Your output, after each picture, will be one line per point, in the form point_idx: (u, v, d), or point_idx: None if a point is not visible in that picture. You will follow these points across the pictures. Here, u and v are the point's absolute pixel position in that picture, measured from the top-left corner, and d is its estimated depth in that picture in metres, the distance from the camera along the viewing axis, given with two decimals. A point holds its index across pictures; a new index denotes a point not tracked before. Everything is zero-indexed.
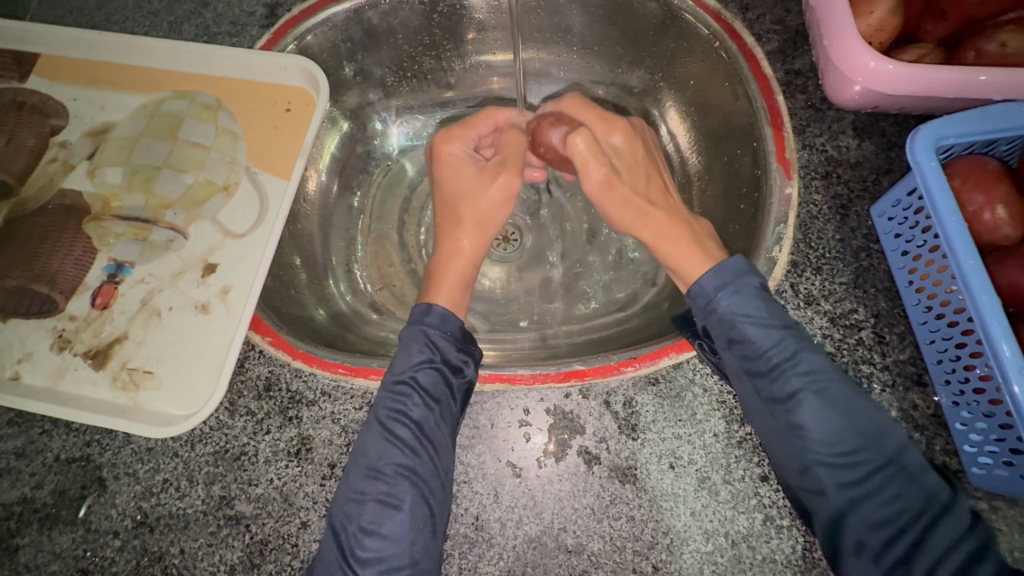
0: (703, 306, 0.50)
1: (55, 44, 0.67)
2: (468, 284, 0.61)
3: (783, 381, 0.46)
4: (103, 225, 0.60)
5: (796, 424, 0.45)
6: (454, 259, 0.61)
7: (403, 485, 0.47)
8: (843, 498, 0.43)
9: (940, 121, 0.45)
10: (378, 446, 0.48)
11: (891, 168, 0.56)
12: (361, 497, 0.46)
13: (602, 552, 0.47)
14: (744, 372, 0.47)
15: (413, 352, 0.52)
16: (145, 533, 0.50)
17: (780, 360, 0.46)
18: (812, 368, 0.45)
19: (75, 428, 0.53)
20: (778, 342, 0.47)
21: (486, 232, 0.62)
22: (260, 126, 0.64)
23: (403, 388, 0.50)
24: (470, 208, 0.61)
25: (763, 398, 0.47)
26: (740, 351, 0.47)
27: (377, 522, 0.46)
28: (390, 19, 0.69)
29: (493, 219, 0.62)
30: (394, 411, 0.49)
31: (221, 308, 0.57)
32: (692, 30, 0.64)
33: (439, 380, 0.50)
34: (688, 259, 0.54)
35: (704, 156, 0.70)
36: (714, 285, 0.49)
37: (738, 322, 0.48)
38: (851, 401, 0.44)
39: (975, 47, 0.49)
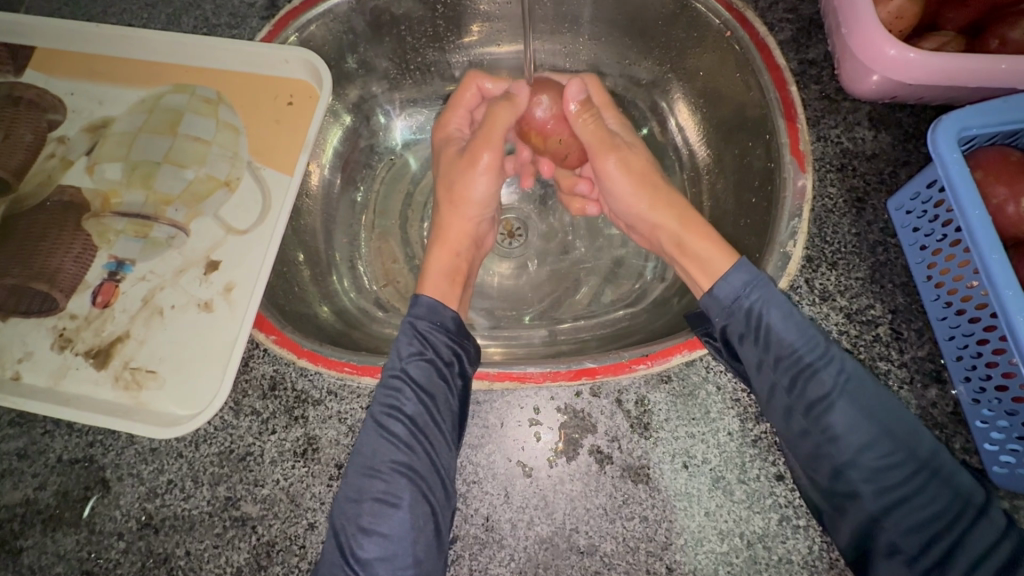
0: (732, 300, 0.49)
1: (51, 37, 0.66)
2: (453, 273, 0.61)
3: (815, 381, 0.46)
4: (103, 222, 0.59)
5: (829, 428, 0.45)
6: (437, 245, 0.62)
7: (401, 482, 0.47)
8: (875, 501, 0.44)
9: (963, 110, 0.44)
10: (375, 444, 0.48)
11: (908, 160, 0.54)
12: (359, 496, 0.46)
13: (614, 553, 0.46)
14: (774, 370, 0.47)
15: (405, 346, 0.52)
16: (150, 534, 0.49)
17: (813, 360, 0.46)
18: (844, 369, 0.46)
19: (77, 428, 0.52)
20: (810, 341, 0.47)
21: (460, 212, 0.63)
22: (261, 120, 0.63)
23: (395, 382, 0.50)
24: (446, 190, 0.64)
25: (795, 399, 0.47)
26: (770, 348, 0.47)
27: (375, 522, 0.46)
28: (393, 10, 0.68)
29: (468, 198, 0.62)
30: (388, 407, 0.49)
31: (224, 306, 0.56)
32: (703, 20, 0.62)
33: (432, 373, 0.51)
34: (713, 253, 0.55)
35: (713, 149, 0.69)
36: (744, 282, 0.49)
37: (770, 317, 0.47)
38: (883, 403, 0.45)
39: (999, 34, 0.48)
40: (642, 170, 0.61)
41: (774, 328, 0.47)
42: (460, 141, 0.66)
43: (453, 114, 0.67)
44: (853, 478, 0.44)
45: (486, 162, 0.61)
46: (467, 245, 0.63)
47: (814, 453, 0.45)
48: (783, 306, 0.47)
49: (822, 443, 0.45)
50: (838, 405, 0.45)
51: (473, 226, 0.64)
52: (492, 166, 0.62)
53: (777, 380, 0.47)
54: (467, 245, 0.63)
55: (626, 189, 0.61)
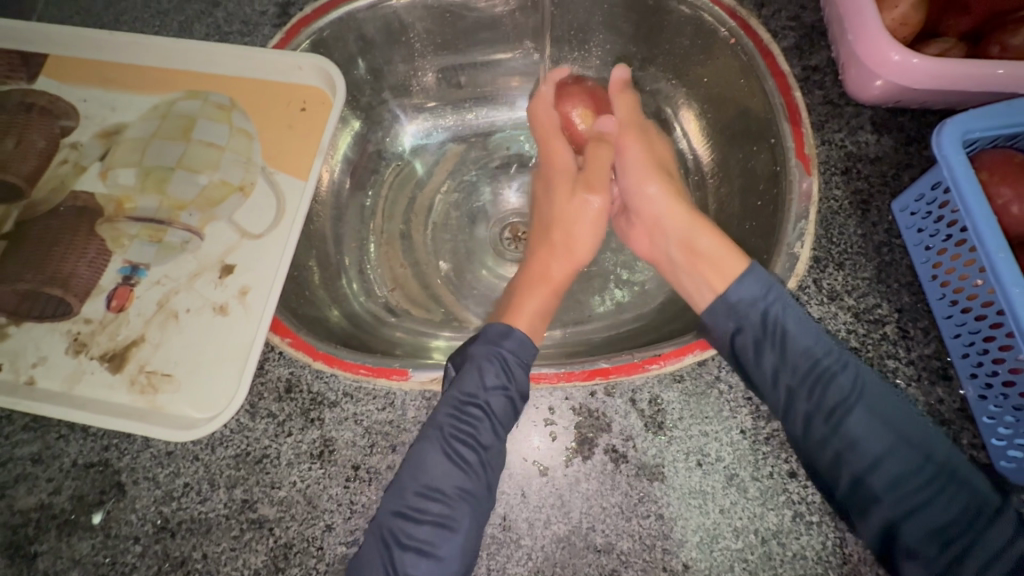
0: (747, 304, 0.52)
1: (64, 45, 0.66)
2: (546, 313, 0.62)
3: (833, 383, 0.49)
4: (116, 227, 0.60)
5: (847, 436, 0.48)
6: (539, 286, 0.63)
7: (461, 508, 0.48)
8: (896, 506, 0.46)
9: (966, 113, 0.45)
10: (439, 466, 0.49)
11: (911, 163, 0.56)
12: (418, 517, 0.48)
13: (631, 552, 0.47)
14: (794, 377, 0.50)
15: (488, 375, 0.52)
16: (166, 538, 0.49)
17: (830, 364, 0.49)
18: (859, 373, 0.49)
19: (93, 432, 0.52)
20: (827, 349, 0.50)
21: (573, 260, 0.65)
22: (275, 126, 0.64)
23: (474, 410, 0.50)
24: (560, 232, 0.65)
25: (814, 402, 0.49)
26: (786, 356, 0.50)
27: (433, 544, 0.47)
28: (403, 18, 0.69)
29: (581, 243, 0.65)
30: (460, 432, 0.50)
31: (239, 309, 0.56)
32: (707, 26, 0.64)
33: (512, 408, 0.50)
34: (725, 255, 0.55)
35: (718, 154, 0.70)
36: (762, 288, 0.52)
37: (787, 323, 0.50)
38: (899, 404, 0.48)
39: (999, 41, 0.50)
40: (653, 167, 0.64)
41: (792, 334, 0.50)
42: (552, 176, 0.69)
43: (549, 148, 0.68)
44: (874, 484, 0.47)
45: (568, 190, 0.66)
46: (565, 277, 0.64)
47: (835, 460, 0.47)
48: (796, 313, 0.50)
49: (842, 450, 0.48)
50: (855, 410, 0.49)
51: (575, 271, 0.65)
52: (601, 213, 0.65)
53: (795, 386, 0.50)
54: (565, 285, 0.65)
55: (643, 171, 0.63)
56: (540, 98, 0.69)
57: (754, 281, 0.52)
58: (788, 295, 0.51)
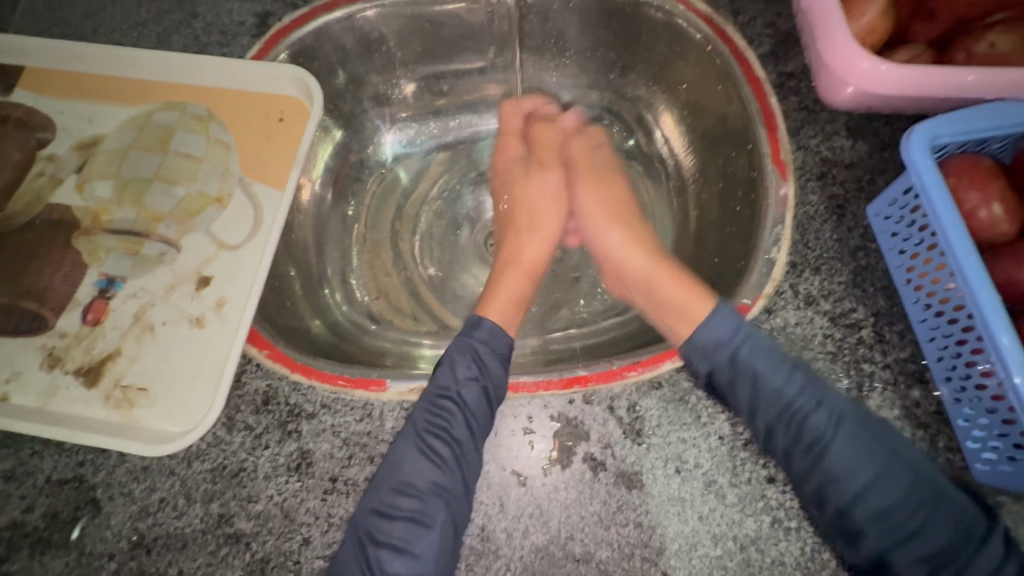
0: (715, 347, 0.50)
1: (41, 57, 0.66)
2: (522, 299, 0.63)
3: (807, 424, 0.48)
4: (93, 240, 0.59)
5: (829, 471, 0.46)
6: (516, 266, 0.65)
7: (433, 502, 0.48)
8: (882, 536, 0.45)
9: (933, 119, 0.45)
10: (413, 462, 0.49)
11: (885, 168, 0.56)
12: (392, 513, 0.47)
13: (610, 560, 0.47)
14: (770, 417, 0.48)
15: (461, 368, 0.53)
16: (142, 554, 0.49)
17: (803, 403, 0.48)
18: (833, 410, 0.48)
19: (67, 448, 0.52)
20: (801, 389, 0.48)
21: (539, 236, 0.66)
22: (253, 136, 0.64)
23: (447, 404, 0.51)
24: (524, 215, 0.67)
25: (794, 444, 0.47)
26: (759, 394, 0.49)
27: (408, 540, 0.47)
28: (382, 28, 0.69)
29: (543, 218, 0.67)
30: (433, 427, 0.50)
31: (216, 322, 0.56)
32: (684, 34, 0.65)
33: (482, 398, 0.51)
34: (690, 299, 0.56)
35: (698, 159, 0.70)
36: (731, 328, 0.51)
37: (757, 365, 0.49)
38: (884, 437, 0.46)
39: (965, 47, 0.50)
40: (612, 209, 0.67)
41: (761, 374, 0.49)
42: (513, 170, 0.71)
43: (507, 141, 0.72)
44: (858, 515, 0.45)
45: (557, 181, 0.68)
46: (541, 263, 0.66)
47: (818, 492, 0.46)
48: (764, 352, 0.49)
49: (823, 483, 0.46)
50: (834, 447, 0.47)
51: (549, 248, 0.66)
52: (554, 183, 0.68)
53: (773, 425, 0.48)
54: (541, 269, 0.66)
55: (603, 220, 0.66)
56: (514, 103, 0.72)
57: (722, 321, 0.51)
58: (757, 335, 0.50)
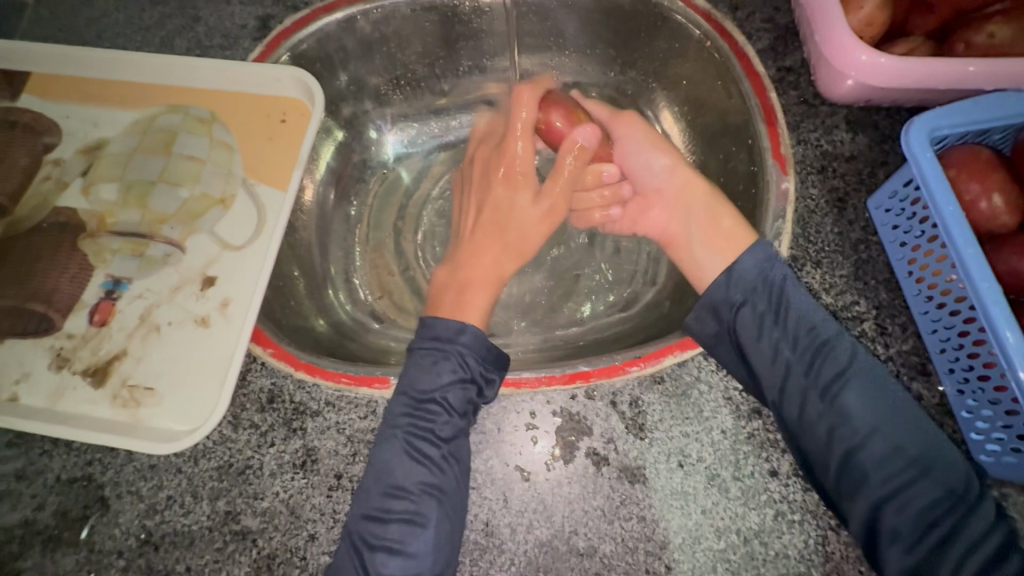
0: (756, 275, 0.51)
1: (46, 63, 0.67)
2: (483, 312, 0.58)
3: (831, 357, 0.48)
4: (99, 242, 0.60)
5: (843, 409, 0.47)
6: (472, 283, 0.59)
7: (427, 502, 0.47)
8: (881, 488, 0.45)
9: (932, 111, 0.45)
10: (403, 465, 0.48)
11: (886, 160, 0.56)
12: (385, 517, 0.47)
13: (614, 554, 0.47)
14: (794, 350, 0.49)
15: (442, 370, 0.52)
16: (150, 552, 0.49)
17: (829, 335, 0.48)
18: (858, 347, 0.48)
19: (76, 447, 0.52)
20: (825, 318, 0.49)
21: (506, 240, 0.60)
22: (255, 138, 0.64)
23: (433, 406, 0.50)
24: (491, 212, 0.61)
25: (812, 380, 0.48)
26: (789, 324, 0.49)
27: (402, 541, 0.47)
28: (383, 29, 0.70)
29: (511, 222, 0.61)
30: (420, 427, 0.50)
31: (221, 321, 0.56)
32: (683, 30, 0.65)
33: (469, 400, 0.50)
34: (736, 229, 0.54)
35: (699, 154, 0.71)
36: (766, 258, 0.51)
37: (790, 292, 0.50)
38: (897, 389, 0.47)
39: (964, 39, 0.50)
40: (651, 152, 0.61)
41: (795, 303, 0.49)
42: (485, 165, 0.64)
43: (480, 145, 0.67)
44: (862, 461, 0.46)
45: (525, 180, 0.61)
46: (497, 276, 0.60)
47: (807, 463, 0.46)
48: (801, 282, 0.50)
49: (834, 424, 0.47)
50: (853, 384, 0.47)
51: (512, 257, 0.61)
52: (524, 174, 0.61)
53: (795, 359, 0.49)
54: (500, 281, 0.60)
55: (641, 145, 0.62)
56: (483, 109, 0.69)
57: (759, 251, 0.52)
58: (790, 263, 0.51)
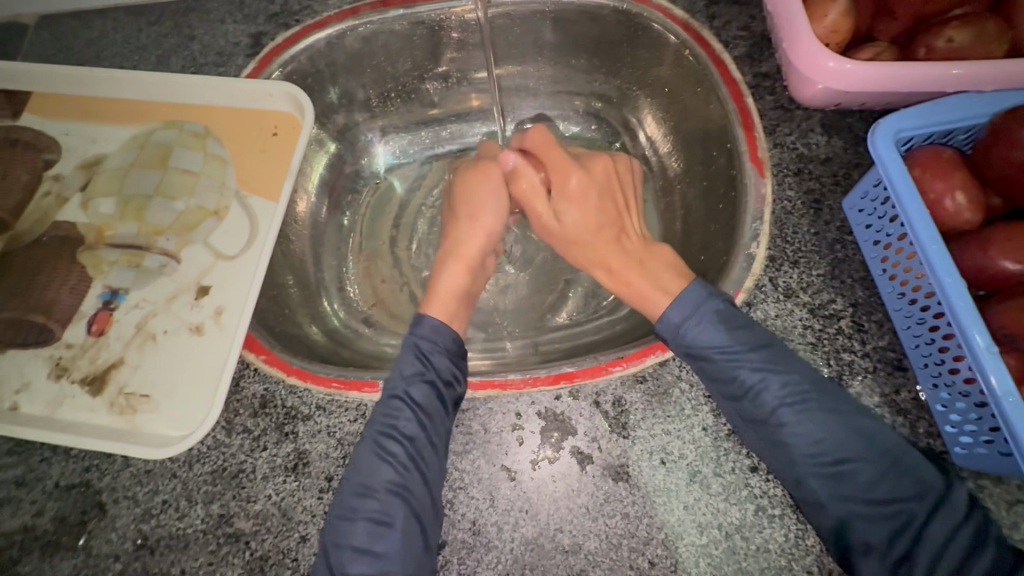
0: (677, 329, 0.52)
1: (46, 82, 0.69)
2: (464, 294, 0.64)
3: (759, 399, 0.49)
4: (97, 254, 0.62)
5: (779, 439, 0.48)
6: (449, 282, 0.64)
7: (394, 502, 0.48)
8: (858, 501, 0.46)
9: (896, 113, 0.47)
10: (370, 463, 0.49)
11: (860, 162, 0.58)
12: (354, 515, 0.48)
13: (598, 551, 0.48)
14: (716, 390, 0.50)
15: (407, 366, 0.54)
16: (146, 555, 0.50)
17: (754, 381, 0.49)
18: (781, 385, 0.49)
19: (73, 454, 0.54)
20: (755, 367, 0.49)
21: (479, 228, 0.66)
22: (248, 151, 0.66)
23: (397, 403, 0.52)
24: (465, 206, 0.67)
25: (745, 413, 0.49)
26: (709, 373, 0.50)
27: (369, 541, 0.47)
28: (372, 43, 0.72)
29: (484, 212, 0.66)
30: (387, 426, 0.51)
31: (214, 329, 0.58)
32: (662, 39, 0.67)
33: (432, 393, 0.52)
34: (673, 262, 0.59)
35: (682, 159, 0.72)
36: (692, 307, 0.52)
37: (701, 344, 0.50)
38: (838, 408, 0.47)
39: (925, 44, 0.52)
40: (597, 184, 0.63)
41: (711, 357, 0.50)
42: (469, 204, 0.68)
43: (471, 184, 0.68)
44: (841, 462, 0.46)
45: (499, 179, 0.67)
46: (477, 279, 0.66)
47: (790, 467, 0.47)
48: (712, 328, 0.51)
49: (776, 452, 0.48)
50: (787, 420, 0.48)
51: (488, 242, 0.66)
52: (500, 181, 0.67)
53: (726, 399, 0.50)
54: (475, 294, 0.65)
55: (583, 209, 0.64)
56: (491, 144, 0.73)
57: (684, 300, 0.53)
58: (708, 315, 0.51)
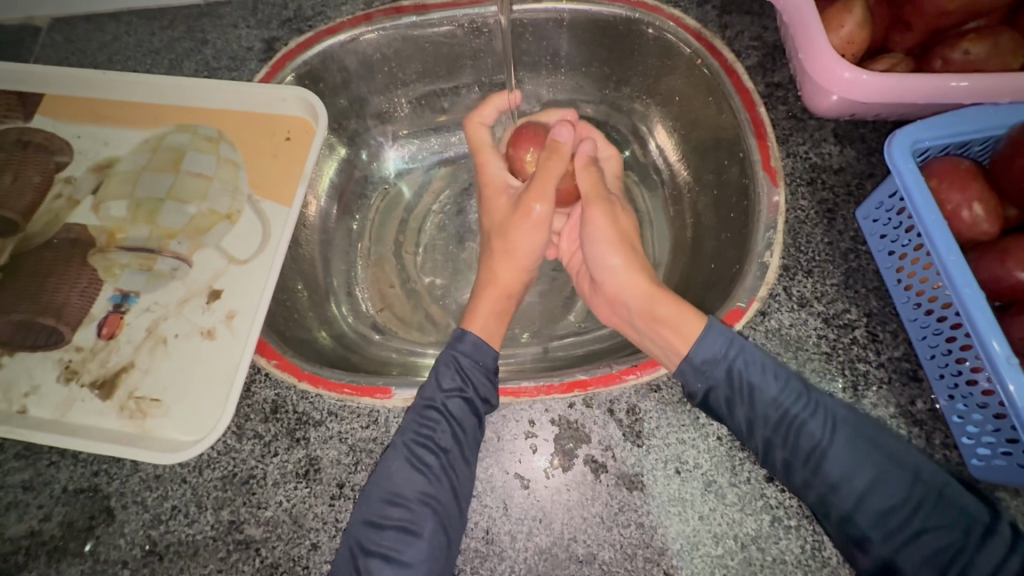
0: (710, 363, 0.50)
1: (59, 85, 0.69)
2: (501, 314, 0.63)
3: (805, 431, 0.48)
4: (108, 257, 0.62)
5: (828, 477, 0.47)
6: (489, 290, 0.63)
7: (423, 512, 0.49)
8: (886, 539, 0.46)
9: (913, 125, 0.47)
10: (402, 472, 0.50)
11: (873, 172, 0.58)
12: (382, 523, 0.48)
13: (613, 561, 0.47)
14: (767, 428, 0.49)
15: (447, 379, 0.55)
16: (154, 561, 0.50)
17: (800, 411, 0.49)
18: (829, 416, 0.48)
19: (82, 458, 0.53)
20: (797, 397, 0.49)
21: (516, 262, 0.63)
22: (261, 155, 0.66)
23: (433, 414, 0.52)
24: (499, 238, 0.64)
25: (791, 451, 0.48)
26: (757, 406, 0.49)
27: (398, 549, 0.48)
28: (385, 49, 0.72)
29: (523, 248, 0.63)
30: (421, 435, 0.51)
31: (226, 333, 0.58)
32: (674, 49, 0.67)
33: (468, 409, 0.52)
34: (681, 318, 0.54)
35: (693, 168, 0.72)
36: (723, 344, 0.51)
37: (751, 376, 0.50)
38: (885, 445, 0.47)
39: (942, 56, 0.52)
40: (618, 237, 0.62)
41: (757, 387, 0.49)
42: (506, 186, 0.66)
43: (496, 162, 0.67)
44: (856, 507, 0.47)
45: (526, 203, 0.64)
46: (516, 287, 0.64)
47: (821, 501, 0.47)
48: (759, 361, 0.50)
49: (826, 492, 0.47)
50: (832, 452, 0.48)
51: (524, 275, 0.64)
52: (543, 219, 0.62)
53: (771, 437, 0.49)
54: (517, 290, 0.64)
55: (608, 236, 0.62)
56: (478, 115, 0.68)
57: (714, 338, 0.51)
58: (751, 348, 0.51)
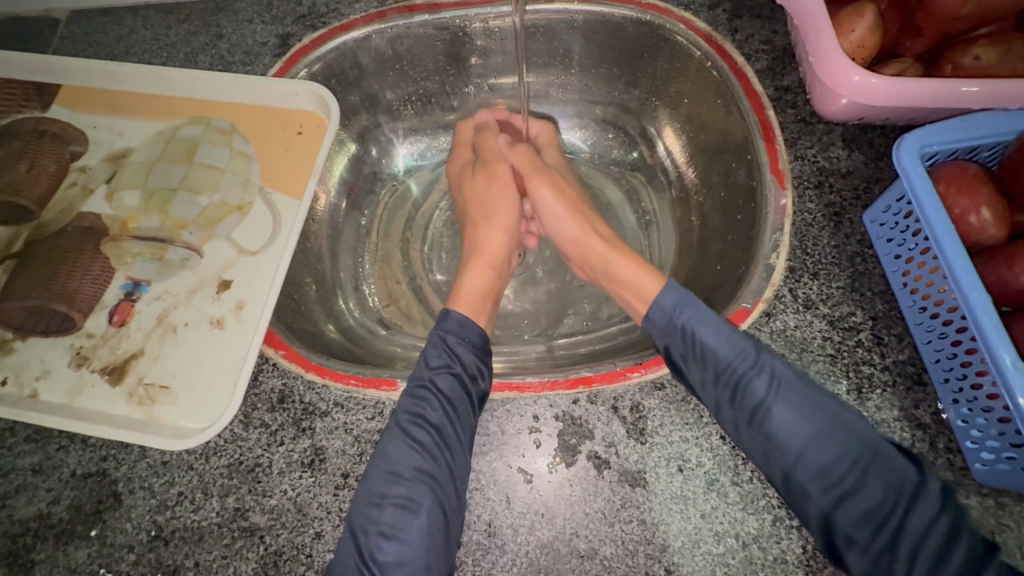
0: (667, 322, 0.54)
1: (76, 76, 0.70)
2: (488, 288, 0.65)
3: (751, 388, 0.49)
4: (121, 245, 0.62)
5: (772, 435, 0.47)
6: (475, 258, 0.66)
7: (421, 489, 0.49)
8: (825, 498, 0.46)
9: (923, 129, 0.48)
10: (398, 450, 0.50)
11: (880, 176, 0.58)
12: (381, 501, 0.48)
13: (614, 557, 0.47)
14: (716, 386, 0.50)
15: (434, 357, 0.56)
16: (160, 546, 0.50)
17: (746, 370, 0.49)
18: (775, 374, 0.49)
19: (91, 443, 0.54)
20: (742, 353, 0.50)
21: (495, 227, 0.68)
22: (272, 149, 0.67)
23: (423, 391, 0.53)
24: (477, 207, 0.70)
25: (738, 408, 0.49)
26: (707, 363, 0.50)
27: (396, 527, 0.48)
28: (396, 46, 0.73)
29: (500, 212, 0.69)
30: (412, 412, 0.52)
31: (235, 323, 0.58)
32: (684, 50, 0.68)
33: (457, 385, 0.53)
34: (644, 281, 0.58)
35: (700, 170, 0.73)
36: (674, 302, 0.54)
37: (701, 334, 0.51)
38: (817, 400, 0.48)
39: (952, 61, 0.53)
40: (550, 176, 0.67)
41: (707, 343, 0.51)
42: (468, 162, 0.74)
43: (461, 150, 0.76)
44: (803, 475, 0.46)
45: (507, 177, 0.70)
46: (502, 256, 0.67)
47: (766, 458, 0.47)
48: (711, 320, 0.52)
49: (768, 448, 0.47)
50: (775, 408, 0.48)
51: (507, 238, 0.68)
52: (510, 180, 0.70)
53: (720, 394, 0.49)
54: (501, 257, 0.67)
55: (559, 211, 0.66)
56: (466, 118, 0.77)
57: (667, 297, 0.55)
58: (699, 305, 0.53)
